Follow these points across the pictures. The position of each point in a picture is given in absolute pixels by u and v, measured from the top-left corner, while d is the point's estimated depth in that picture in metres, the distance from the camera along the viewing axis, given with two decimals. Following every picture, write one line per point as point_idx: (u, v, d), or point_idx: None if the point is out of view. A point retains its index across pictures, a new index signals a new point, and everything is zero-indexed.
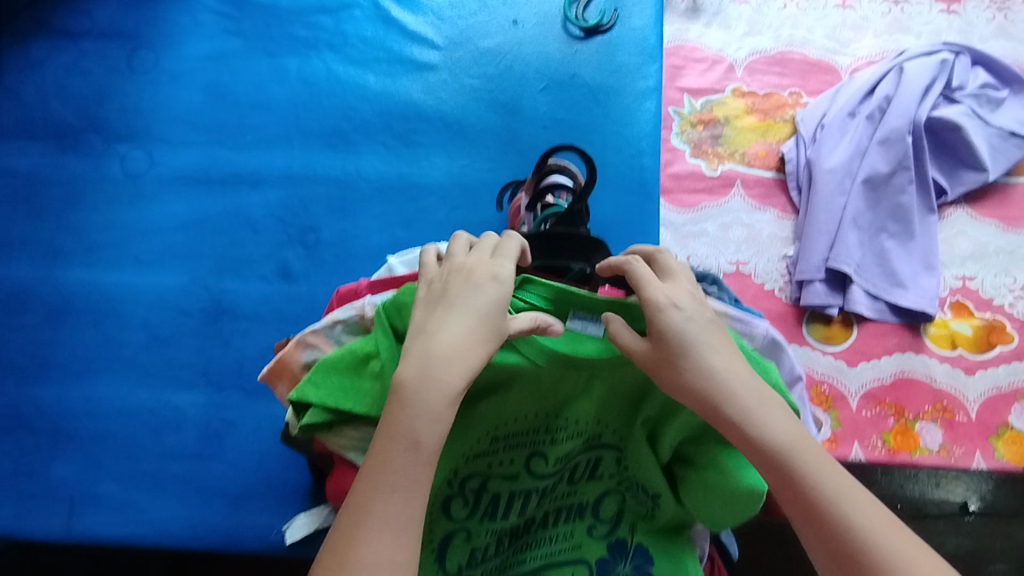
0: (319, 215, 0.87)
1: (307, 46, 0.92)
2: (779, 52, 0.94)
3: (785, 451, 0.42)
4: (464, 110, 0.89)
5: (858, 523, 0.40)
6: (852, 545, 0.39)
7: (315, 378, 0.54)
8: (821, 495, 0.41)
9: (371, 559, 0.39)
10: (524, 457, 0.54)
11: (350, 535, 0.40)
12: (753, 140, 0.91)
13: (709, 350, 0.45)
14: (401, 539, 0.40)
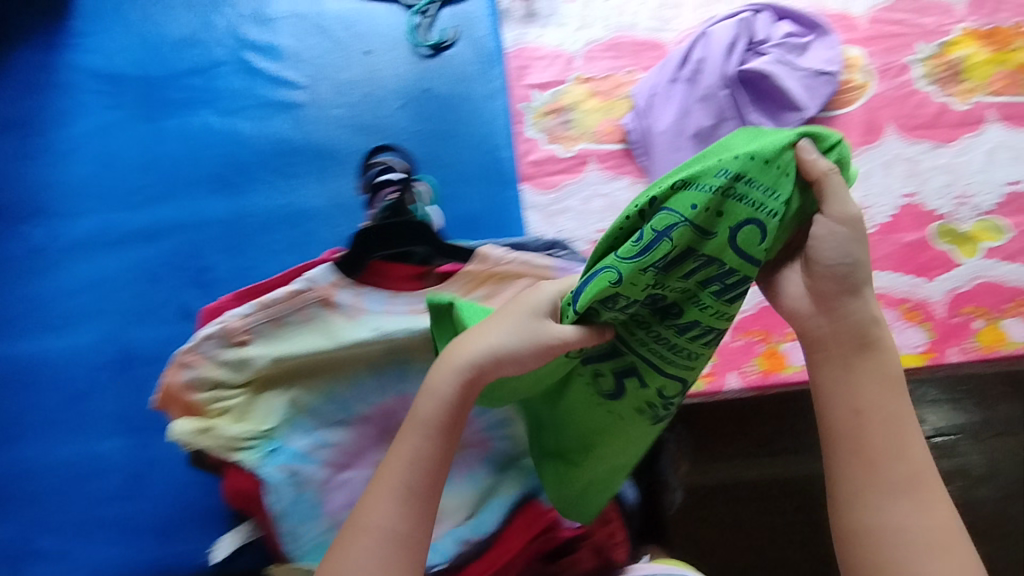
0: (213, 255, 0.94)
1: (183, 107, 1.00)
2: (610, 39, 1.04)
3: (895, 383, 0.52)
4: (331, 137, 0.98)
5: (897, 465, 0.51)
6: (901, 478, 0.51)
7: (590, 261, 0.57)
8: (867, 438, 0.52)
9: (377, 524, 0.50)
10: (696, 277, 0.51)
11: (363, 511, 0.51)
12: (600, 119, 1.01)
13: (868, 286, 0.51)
14: (399, 510, 0.51)
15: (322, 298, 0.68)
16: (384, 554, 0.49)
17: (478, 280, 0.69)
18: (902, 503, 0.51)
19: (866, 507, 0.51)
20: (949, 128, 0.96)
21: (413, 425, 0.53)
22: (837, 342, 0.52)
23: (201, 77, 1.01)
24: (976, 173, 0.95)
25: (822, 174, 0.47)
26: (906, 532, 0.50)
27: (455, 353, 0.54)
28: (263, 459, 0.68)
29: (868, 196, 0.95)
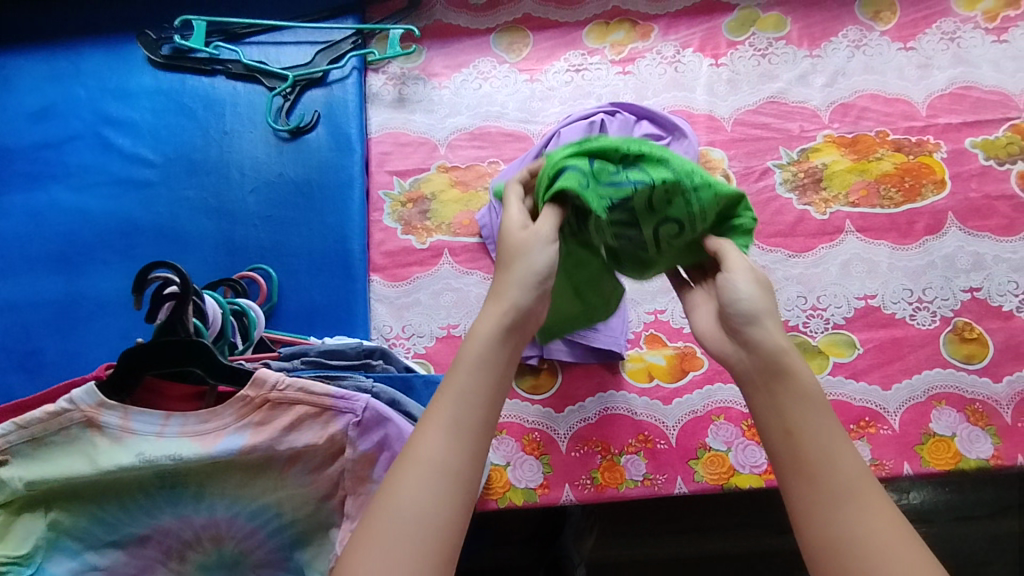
0: (43, 337, 0.91)
1: (32, 181, 0.98)
2: (476, 128, 1.03)
3: (813, 397, 0.50)
4: (179, 219, 0.96)
5: (845, 479, 0.47)
6: (825, 486, 0.47)
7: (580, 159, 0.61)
8: (823, 441, 0.48)
9: (430, 456, 0.49)
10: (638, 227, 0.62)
11: (413, 444, 0.50)
12: (458, 210, 0.99)
13: (770, 304, 0.54)
14: (461, 443, 0.50)
15: (87, 419, 0.65)
16: (435, 491, 0.48)
17: (253, 406, 0.66)
18: (856, 513, 0.46)
19: (829, 520, 0.46)
20: (805, 237, 0.96)
21: (461, 365, 0.53)
22: (761, 366, 0.52)
23: (53, 150, 1.00)
24: (831, 283, 0.93)
25: (719, 246, 0.59)
26: (873, 541, 0.45)
27: (485, 312, 0.55)
28: None
29: None
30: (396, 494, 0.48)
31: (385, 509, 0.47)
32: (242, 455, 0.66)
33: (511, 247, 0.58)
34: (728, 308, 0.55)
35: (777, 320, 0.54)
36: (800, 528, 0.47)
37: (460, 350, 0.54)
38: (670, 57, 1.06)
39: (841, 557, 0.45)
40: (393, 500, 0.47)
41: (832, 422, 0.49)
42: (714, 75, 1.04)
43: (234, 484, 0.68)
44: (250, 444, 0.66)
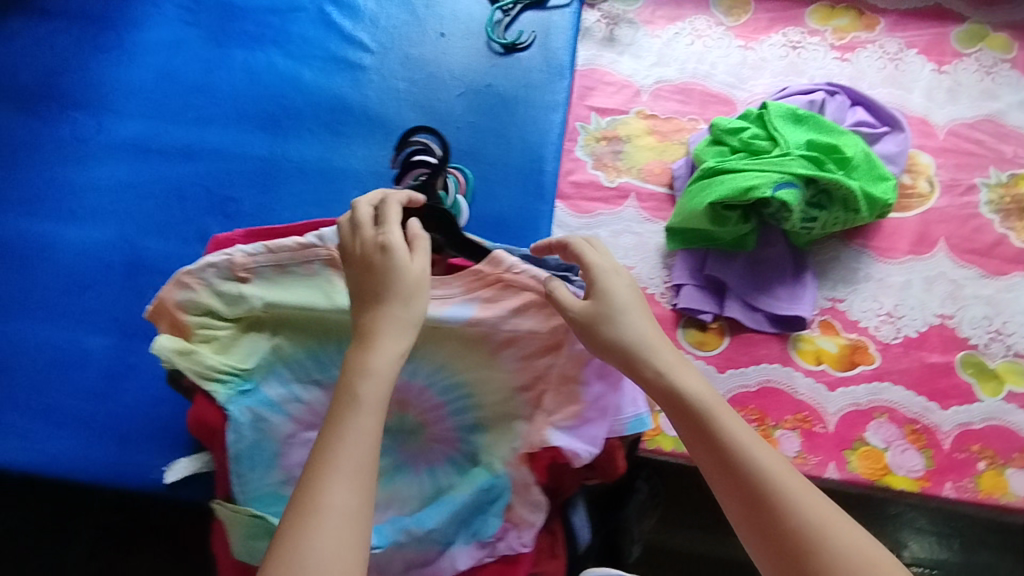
0: (242, 188, 0.94)
1: (254, 41, 1.00)
2: (682, 82, 1.02)
3: (701, 410, 0.58)
4: (386, 108, 0.97)
5: (756, 474, 0.55)
6: (757, 492, 0.54)
7: (781, 178, 0.81)
8: (727, 448, 0.56)
9: (341, 503, 0.51)
10: (815, 228, 0.85)
11: (313, 489, 0.52)
12: (651, 158, 0.98)
13: (639, 327, 0.62)
14: (353, 483, 0.53)
15: (330, 259, 0.68)
16: (350, 531, 0.51)
17: (485, 282, 0.69)
18: (776, 502, 0.53)
19: (761, 519, 0.53)
20: (1001, 261, 0.93)
21: (361, 408, 0.56)
22: (675, 410, 0.59)
23: (278, 17, 1.02)
24: (1018, 312, 0.91)
25: (551, 288, 0.64)
26: (806, 524, 0.52)
27: (369, 361, 0.58)
28: (236, 398, 0.69)
29: (899, 306, 0.91)
30: (306, 546, 0.50)
31: (300, 558, 0.49)
32: (468, 326, 0.70)
33: (398, 297, 0.60)
34: (626, 350, 0.61)
35: (650, 343, 0.61)
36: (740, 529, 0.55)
37: (347, 390, 0.57)
38: (892, 54, 1.04)
39: (787, 549, 0.52)
40: (306, 548, 0.49)
41: (726, 418, 0.58)
42: (934, 82, 1.02)
43: (441, 353, 0.71)
44: (476, 316, 0.69)
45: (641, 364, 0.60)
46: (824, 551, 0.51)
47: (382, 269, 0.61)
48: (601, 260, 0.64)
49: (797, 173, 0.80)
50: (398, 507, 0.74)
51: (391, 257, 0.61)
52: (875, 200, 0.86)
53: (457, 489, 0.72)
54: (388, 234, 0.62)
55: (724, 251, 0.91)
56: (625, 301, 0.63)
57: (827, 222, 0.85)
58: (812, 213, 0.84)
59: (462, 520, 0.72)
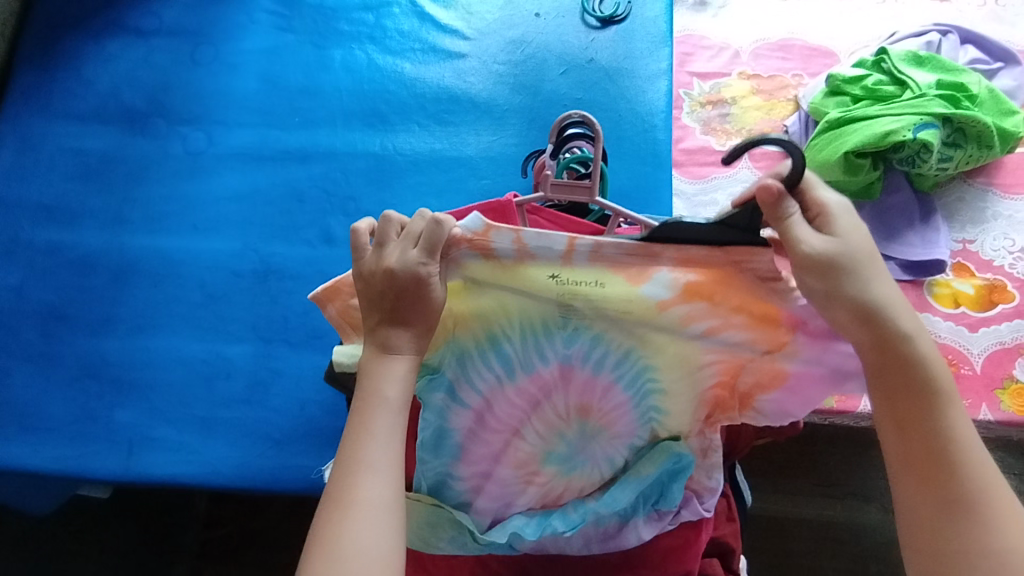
0: (359, 186, 0.95)
1: (351, 39, 1.02)
2: (781, 39, 1.02)
3: (931, 396, 0.49)
4: (491, 93, 0.98)
5: (970, 479, 0.47)
6: (961, 496, 0.47)
7: (916, 119, 0.81)
8: (947, 443, 0.48)
9: (369, 495, 0.53)
10: (950, 166, 0.85)
11: (346, 481, 0.54)
12: (759, 118, 0.98)
13: (878, 285, 0.50)
14: (380, 475, 0.54)
15: (475, 242, 0.54)
16: (378, 516, 0.53)
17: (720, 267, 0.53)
18: (976, 511, 0.47)
19: (953, 525, 0.47)
20: None
21: (382, 407, 0.55)
22: (896, 384, 0.49)
23: (372, 14, 1.04)
24: None
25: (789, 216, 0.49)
26: (998, 541, 0.47)
27: (384, 372, 0.55)
28: (427, 387, 0.61)
29: None
30: (342, 533, 0.52)
31: (338, 543, 0.52)
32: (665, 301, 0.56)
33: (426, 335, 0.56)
34: (854, 311, 0.49)
35: (895, 311, 0.49)
36: (915, 527, 0.49)
37: (365, 390, 0.56)
38: None
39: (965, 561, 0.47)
40: (343, 536, 0.52)
41: (952, 412, 0.49)
42: None
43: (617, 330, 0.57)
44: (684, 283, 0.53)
45: (874, 329, 0.49)
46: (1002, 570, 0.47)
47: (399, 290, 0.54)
48: (834, 198, 0.50)
49: (933, 113, 0.81)
50: (578, 488, 0.64)
51: (426, 290, 0.54)
52: (1006, 132, 0.86)
53: (638, 469, 0.62)
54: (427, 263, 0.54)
55: (851, 202, 0.90)
56: (862, 253, 0.49)
57: (961, 159, 0.85)
58: (948, 152, 0.84)
59: (643, 496, 0.64)
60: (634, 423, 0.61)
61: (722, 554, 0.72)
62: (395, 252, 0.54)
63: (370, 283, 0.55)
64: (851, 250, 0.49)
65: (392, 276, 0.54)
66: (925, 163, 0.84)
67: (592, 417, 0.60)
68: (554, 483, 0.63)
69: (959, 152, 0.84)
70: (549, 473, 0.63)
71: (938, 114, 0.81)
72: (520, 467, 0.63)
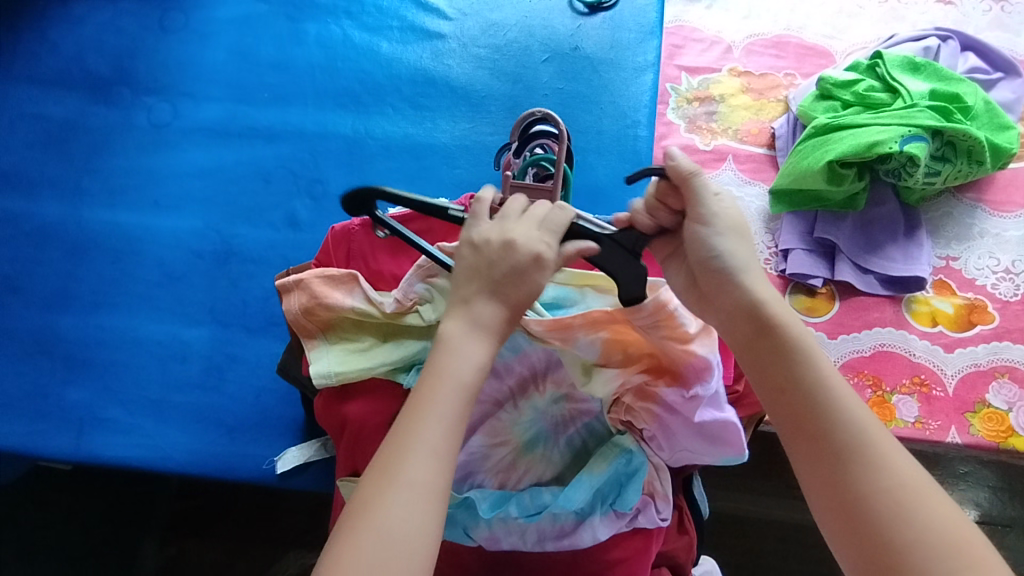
0: (327, 169, 0.92)
1: (327, 13, 0.98)
2: (776, 36, 0.97)
3: (798, 350, 0.47)
4: (469, 77, 0.94)
5: (853, 429, 0.43)
6: (834, 439, 0.43)
7: (904, 130, 0.78)
8: (811, 389, 0.45)
9: (419, 477, 0.43)
10: (938, 180, 0.82)
11: (397, 455, 0.44)
12: (747, 118, 0.94)
13: (733, 252, 0.50)
14: (438, 457, 0.44)
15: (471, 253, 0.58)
16: (425, 505, 0.43)
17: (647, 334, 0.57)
18: (856, 454, 0.43)
19: (837, 473, 0.43)
20: None
21: (447, 383, 0.47)
22: (753, 334, 0.48)
23: None
24: None
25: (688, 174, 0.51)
26: (889, 492, 0.41)
27: (458, 350, 0.48)
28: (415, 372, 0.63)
29: (1017, 261, 0.87)
30: (382, 513, 0.42)
31: (375, 525, 0.42)
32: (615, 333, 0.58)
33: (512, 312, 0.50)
34: (715, 276, 0.51)
35: (748, 281, 0.50)
36: (811, 487, 0.44)
37: (435, 364, 0.48)
38: None
39: (862, 514, 0.41)
40: (381, 518, 0.42)
41: (817, 365, 0.46)
42: None
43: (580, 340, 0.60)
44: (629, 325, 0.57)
45: (727, 291, 0.50)
46: (906, 522, 0.40)
47: (486, 262, 0.50)
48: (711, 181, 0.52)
49: (923, 124, 0.77)
50: (537, 474, 0.64)
51: (520, 264, 0.50)
52: (1000, 147, 0.82)
53: (591, 466, 0.62)
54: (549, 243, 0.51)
55: (834, 213, 0.87)
56: (729, 229, 0.51)
57: (950, 175, 0.82)
58: (937, 165, 0.81)
59: (600, 494, 0.61)
60: (594, 410, 0.64)
61: (673, 565, 0.70)
62: (524, 223, 0.52)
63: (477, 258, 0.51)
64: (725, 222, 0.51)
65: (513, 239, 0.50)
66: (911, 176, 0.81)
67: (560, 387, 0.64)
68: (515, 456, 0.63)
69: (946, 167, 0.81)
70: (514, 447, 0.63)
71: (929, 123, 0.78)
72: (492, 438, 0.63)
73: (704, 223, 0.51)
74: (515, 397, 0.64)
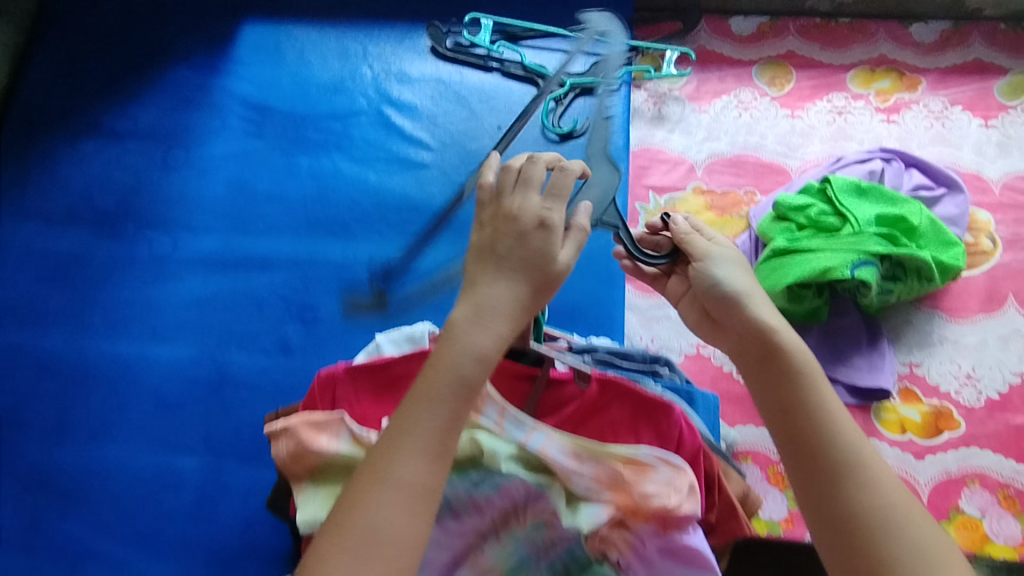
0: (318, 295, 0.97)
1: (318, 147, 1.05)
2: (734, 156, 1.05)
3: (805, 377, 0.53)
4: (451, 204, 1.01)
5: (845, 446, 0.50)
6: (831, 459, 0.50)
7: (853, 257, 0.83)
8: (814, 415, 0.52)
9: (404, 478, 0.48)
10: (890, 296, 0.87)
11: (385, 455, 0.48)
12: (712, 233, 1.00)
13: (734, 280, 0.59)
14: (423, 459, 0.48)
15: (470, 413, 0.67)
16: (411, 509, 0.47)
17: (618, 481, 0.64)
18: (853, 478, 0.49)
19: (835, 494, 0.49)
20: None
21: (440, 381, 0.50)
22: (757, 357, 0.56)
23: (340, 122, 1.07)
24: None
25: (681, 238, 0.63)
26: (877, 512, 0.47)
27: (459, 340, 0.51)
28: None
29: (977, 367, 0.91)
30: (366, 507, 0.47)
31: (358, 519, 0.47)
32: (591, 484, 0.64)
33: (523, 277, 0.53)
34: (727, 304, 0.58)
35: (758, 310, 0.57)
36: (810, 504, 0.50)
37: (434, 361, 0.52)
38: (937, 113, 1.05)
39: (849, 528, 0.48)
40: (367, 513, 0.47)
41: (823, 396, 0.53)
42: (984, 136, 1.03)
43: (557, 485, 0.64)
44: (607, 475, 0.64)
45: (743, 319, 0.57)
46: (888, 541, 0.46)
47: (509, 236, 0.55)
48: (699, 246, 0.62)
49: (869, 251, 0.83)
50: None
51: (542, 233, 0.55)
52: (947, 265, 0.87)
53: None
54: (551, 211, 0.56)
55: (799, 326, 0.92)
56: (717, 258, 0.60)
57: (901, 292, 0.87)
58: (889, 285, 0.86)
59: None
60: (571, 535, 0.65)
61: None
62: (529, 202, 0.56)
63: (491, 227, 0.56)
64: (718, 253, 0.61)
65: (514, 209, 0.56)
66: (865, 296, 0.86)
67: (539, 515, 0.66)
68: None
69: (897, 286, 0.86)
70: None
71: (875, 249, 0.83)
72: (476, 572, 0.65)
73: (707, 267, 0.60)
74: (497, 530, 0.66)
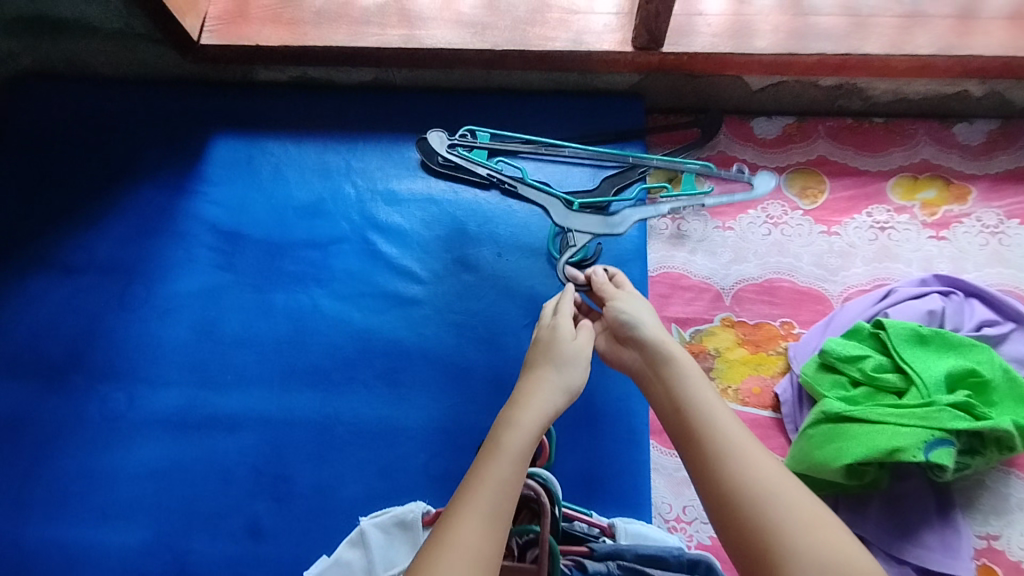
0: (294, 462, 0.84)
1: (296, 282, 0.93)
2: (766, 280, 0.93)
3: (684, 377, 0.65)
4: (446, 347, 0.88)
5: (718, 426, 0.59)
6: (712, 443, 0.58)
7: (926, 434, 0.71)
8: (694, 408, 0.62)
9: (466, 541, 0.51)
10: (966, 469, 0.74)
11: (449, 523, 0.53)
12: (747, 375, 0.87)
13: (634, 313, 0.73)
14: (486, 525, 0.53)
15: None
16: (476, 575, 0.50)
17: None
18: (730, 455, 0.57)
19: (716, 470, 0.56)
20: None
21: (502, 454, 0.58)
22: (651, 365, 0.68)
23: (319, 251, 0.95)
24: None
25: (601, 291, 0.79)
26: (752, 481, 0.54)
27: (512, 429, 0.61)
28: None
29: None
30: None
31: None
32: None
33: (556, 361, 0.69)
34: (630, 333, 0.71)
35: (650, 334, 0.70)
36: (698, 488, 0.57)
37: (494, 437, 0.60)
38: (992, 228, 0.93)
39: (733, 499, 0.54)
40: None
41: (701, 390, 0.63)
42: None
43: None
44: None
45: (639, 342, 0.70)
46: (767, 508, 0.52)
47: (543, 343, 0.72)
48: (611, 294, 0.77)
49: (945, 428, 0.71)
50: None
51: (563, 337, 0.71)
52: None
53: None
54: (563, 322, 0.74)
55: (857, 497, 0.79)
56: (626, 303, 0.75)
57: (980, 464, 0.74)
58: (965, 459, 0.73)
59: None
60: None
61: None
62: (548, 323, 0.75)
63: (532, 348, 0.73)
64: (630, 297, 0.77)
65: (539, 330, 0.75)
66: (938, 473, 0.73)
67: None
68: None
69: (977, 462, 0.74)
70: None
71: (951, 425, 0.71)
72: None
73: (617, 306, 0.75)
74: None
